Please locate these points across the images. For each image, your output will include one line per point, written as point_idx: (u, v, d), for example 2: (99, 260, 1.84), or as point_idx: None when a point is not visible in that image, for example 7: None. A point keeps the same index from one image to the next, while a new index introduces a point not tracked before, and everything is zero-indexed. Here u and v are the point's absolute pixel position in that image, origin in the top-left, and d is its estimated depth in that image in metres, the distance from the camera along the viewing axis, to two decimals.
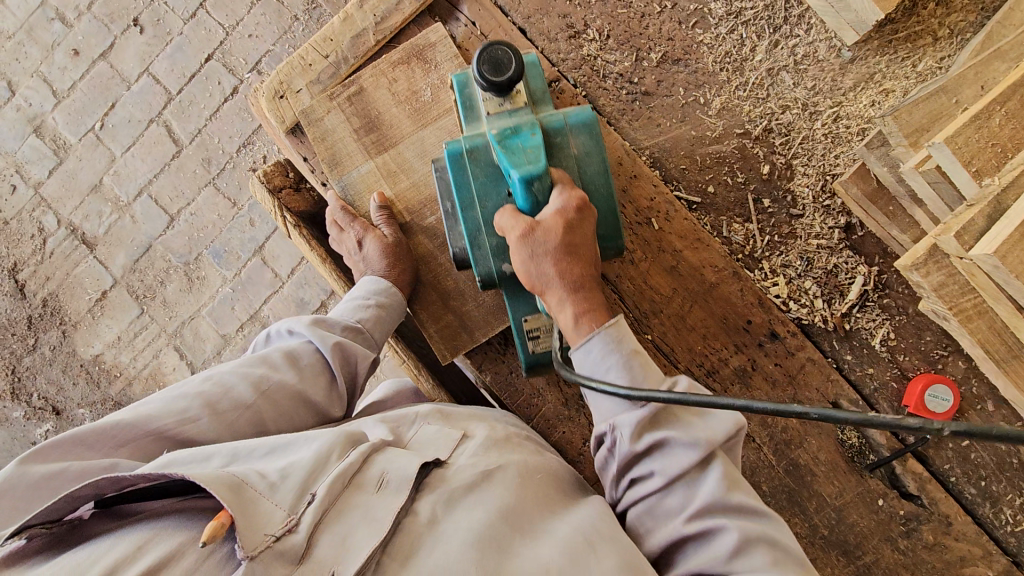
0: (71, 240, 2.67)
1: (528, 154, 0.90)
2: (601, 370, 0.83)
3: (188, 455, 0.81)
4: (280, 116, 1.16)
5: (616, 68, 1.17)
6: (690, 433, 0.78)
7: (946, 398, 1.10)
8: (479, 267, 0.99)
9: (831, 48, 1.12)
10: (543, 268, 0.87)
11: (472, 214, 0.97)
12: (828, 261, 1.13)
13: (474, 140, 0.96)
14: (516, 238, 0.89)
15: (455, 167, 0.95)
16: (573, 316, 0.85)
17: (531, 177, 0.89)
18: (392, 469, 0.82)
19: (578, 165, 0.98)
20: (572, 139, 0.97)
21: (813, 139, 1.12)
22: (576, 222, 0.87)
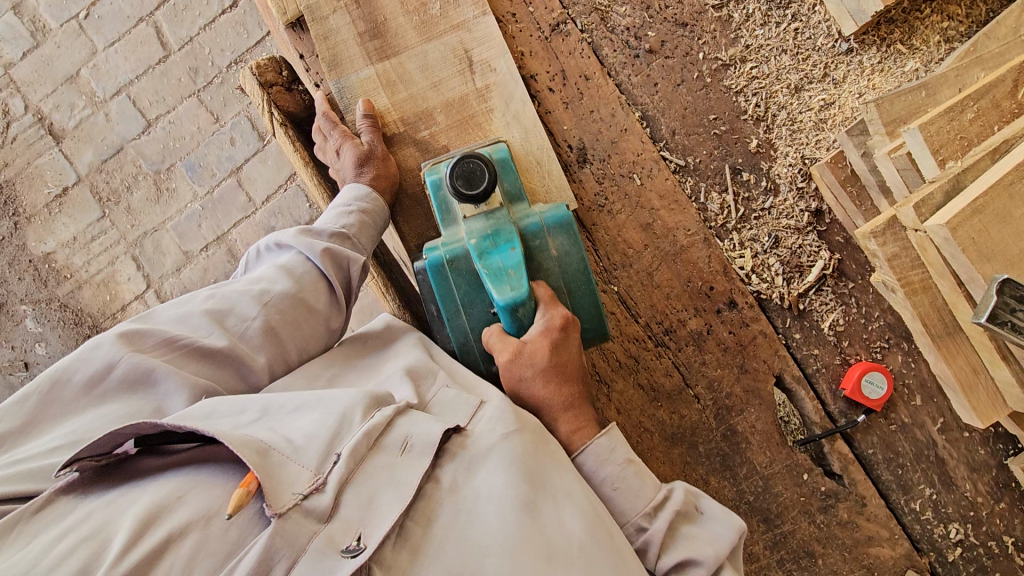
0: (37, 129, 2.55)
1: (509, 278, 0.97)
2: (598, 470, 0.94)
3: (226, 405, 0.84)
4: (282, 8, 1.13)
5: (624, 22, 1.18)
6: (691, 532, 0.90)
7: (880, 385, 1.16)
8: (468, 369, 1.07)
9: (829, 35, 1.14)
10: (533, 389, 0.97)
11: (458, 321, 1.04)
12: (794, 242, 1.18)
13: (454, 247, 1.01)
14: (504, 359, 0.97)
15: (438, 280, 1.01)
16: (566, 430, 0.96)
17: (515, 305, 0.96)
18: (417, 433, 0.83)
19: (559, 265, 1.03)
20: (549, 242, 1.02)
21: (801, 121, 1.16)
22: (561, 341, 0.97)
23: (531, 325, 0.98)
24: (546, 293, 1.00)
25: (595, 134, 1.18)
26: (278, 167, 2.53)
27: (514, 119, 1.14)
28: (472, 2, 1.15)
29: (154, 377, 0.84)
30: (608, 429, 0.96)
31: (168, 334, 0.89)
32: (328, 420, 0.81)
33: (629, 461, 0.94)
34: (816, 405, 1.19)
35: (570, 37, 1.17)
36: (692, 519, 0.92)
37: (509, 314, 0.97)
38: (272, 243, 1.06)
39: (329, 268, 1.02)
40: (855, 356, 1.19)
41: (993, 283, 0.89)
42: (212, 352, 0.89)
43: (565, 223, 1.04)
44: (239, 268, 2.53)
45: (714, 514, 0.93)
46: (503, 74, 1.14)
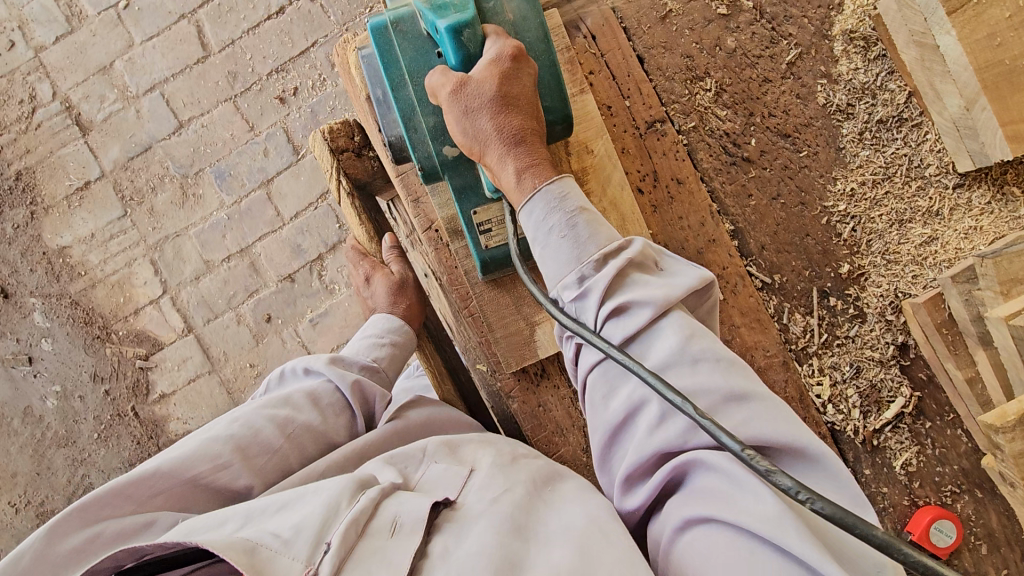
0: (64, 119, 2.45)
1: (454, 5, 0.81)
2: (545, 228, 0.78)
3: (213, 518, 0.79)
4: (368, 78, 1.07)
5: (723, 127, 1.12)
6: (647, 290, 0.72)
7: (950, 534, 1.10)
8: (418, 154, 0.92)
9: (939, 168, 1.08)
10: (481, 125, 0.79)
11: (404, 92, 0.89)
12: (875, 375, 1.12)
13: (400, 10, 0.86)
14: (446, 94, 0.80)
15: (382, 45, 0.87)
16: (515, 172, 0.80)
17: (458, 24, 0.80)
18: (405, 512, 0.78)
19: (513, 30, 0.87)
20: (505, 3, 0.87)
21: (899, 252, 1.10)
22: (512, 71, 0.79)
23: (482, 55, 0.81)
24: (496, 29, 0.83)
25: (681, 241, 1.11)
26: (310, 183, 2.44)
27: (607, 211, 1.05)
28: (569, 82, 1.06)
29: (158, 525, 0.81)
30: (560, 174, 0.80)
31: (193, 469, 0.86)
32: (315, 509, 0.76)
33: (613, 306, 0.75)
34: None
35: (666, 137, 1.11)
36: (649, 272, 0.77)
37: (450, 39, 0.80)
38: (299, 368, 1.08)
39: (355, 397, 1.03)
40: (924, 499, 1.14)
41: None
42: (228, 490, 0.87)
43: None
44: (259, 283, 2.44)
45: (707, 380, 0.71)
46: (602, 156, 1.05)
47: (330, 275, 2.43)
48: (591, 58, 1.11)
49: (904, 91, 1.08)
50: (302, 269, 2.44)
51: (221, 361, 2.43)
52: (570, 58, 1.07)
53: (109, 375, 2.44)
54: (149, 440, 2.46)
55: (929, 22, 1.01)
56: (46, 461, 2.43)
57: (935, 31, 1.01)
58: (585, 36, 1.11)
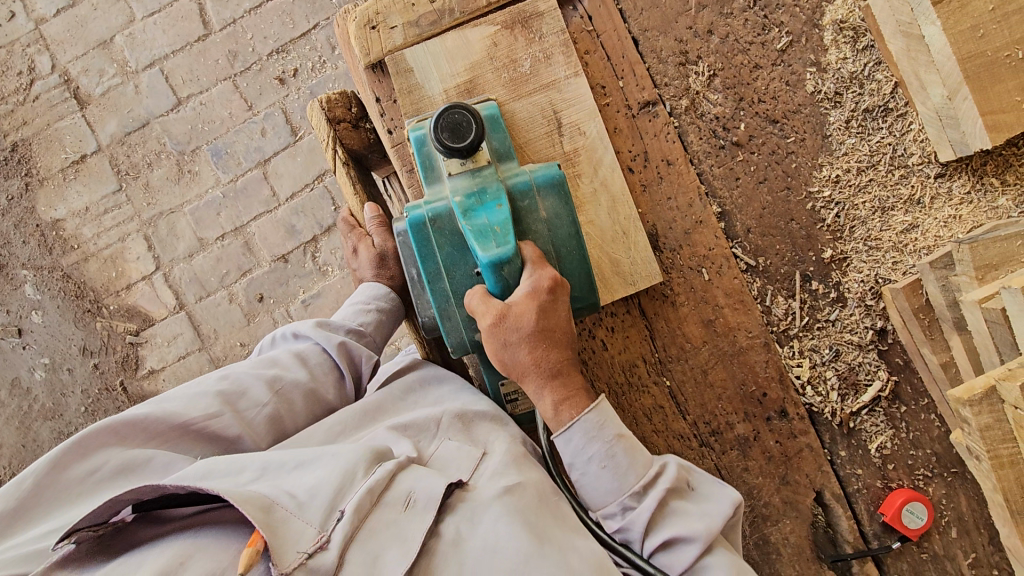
0: (62, 91, 2.45)
1: (495, 235, 0.86)
2: (578, 446, 0.86)
3: (224, 464, 0.82)
4: (367, 49, 1.09)
5: (714, 110, 1.14)
6: (632, 468, 0.87)
7: (921, 516, 1.13)
8: (450, 339, 0.93)
9: (922, 156, 1.10)
10: (518, 356, 0.85)
11: (439, 286, 0.91)
12: (854, 359, 1.15)
13: (437, 205, 0.90)
14: (486, 325, 0.84)
15: (420, 240, 0.90)
16: (551, 403, 0.86)
17: (499, 262, 0.84)
18: (420, 488, 0.82)
19: (548, 228, 0.92)
20: (538, 203, 0.91)
21: (881, 238, 1.12)
22: (550, 305, 0.84)
23: (519, 285, 0.86)
24: (533, 253, 0.88)
25: (669, 221, 1.13)
26: (307, 164, 2.45)
27: (600, 187, 1.09)
28: (563, 59, 1.09)
29: (155, 464, 0.84)
30: (597, 394, 0.88)
31: (184, 416, 0.89)
32: (331, 475, 0.79)
33: (620, 437, 0.87)
34: (851, 524, 1.16)
35: (658, 118, 1.13)
36: (683, 495, 0.89)
37: (491, 272, 0.85)
38: (288, 332, 1.09)
39: (344, 360, 1.06)
40: (897, 482, 1.17)
41: None
42: (221, 436, 0.91)
43: (555, 182, 0.93)
44: (253, 262, 2.45)
45: (705, 491, 0.91)
46: (593, 135, 1.09)
47: (323, 257, 2.44)
48: (586, 39, 1.13)
49: (890, 81, 1.11)
50: (296, 250, 2.45)
51: (211, 339, 2.44)
52: (565, 38, 1.09)
53: (98, 348, 2.44)
54: None
55: (916, 12, 1.02)
56: (32, 432, 2.43)
57: (921, 21, 1.02)
58: (581, 17, 1.13)
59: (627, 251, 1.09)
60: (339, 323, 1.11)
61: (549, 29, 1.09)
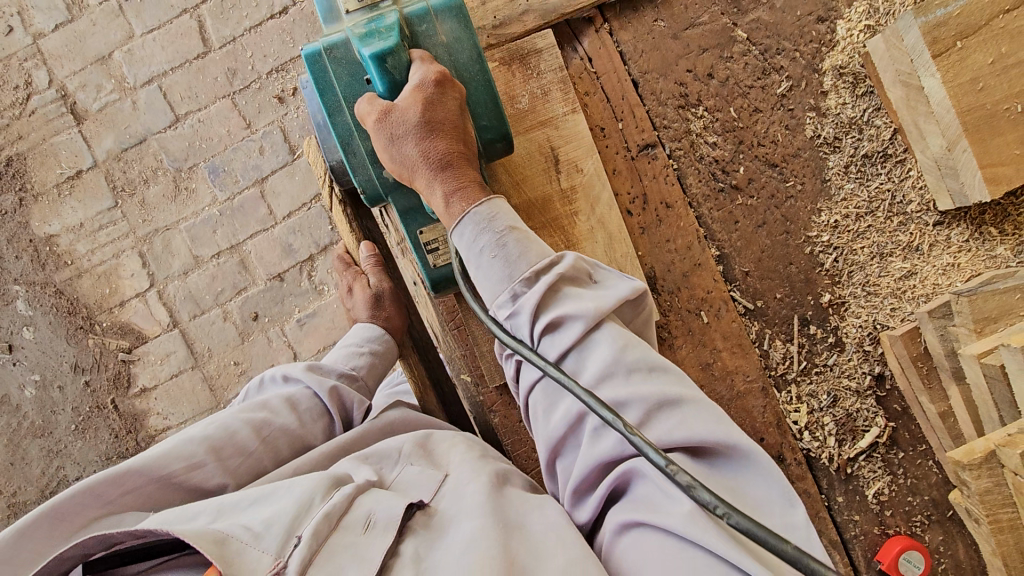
0: (59, 106, 2.44)
1: (380, 34, 0.85)
2: (474, 249, 0.83)
3: (186, 512, 0.80)
4: None
5: (713, 153, 1.14)
6: (582, 304, 0.78)
7: (918, 564, 1.12)
8: (358, 176, 0.96)
9: (920, 203, 1.10)
10: (405, 152, 0.86)
11: (341, 118, 0.91)
12: (852, 404, 1.14)
13: (332, 37, 0.89)
14: (372, 122, 0.86)
15: (315, 69, 0.89)
16: (443, 197, 0.86)
17: (382, 54, 0.83)
18: (380, 510, 0.80)
19: (447, 52, 0.90)
20: (436, 25, 0.89)
21: (879, 284, 1.12)
22: (436, 98, 0.84)
23: (406, 82, 0.86)
24: (423, 54, 0.87)
25: (668, 264, 1.13)
26: (305, 183, 2.45)
27: (598, 227, 1.08)
28: (562, 100, 1.08)
29: (130, 524, 0.82)
30: (490, 197, 0.86)
31: (165, 470, 0.86)
32: (287, 504, 0.78)
33: (572, 268, 0.81)
34: (849, 571, 1.16)
35: (657, 161, 1.13)
36: (583, 286, 0.82)
37: (376, 66, 0.84)
38: (278, 375, 1.09)
39: (334, 406, 1.04)
40: (894, 528, 1.16)
41: None
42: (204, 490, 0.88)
43: (454, 7, 0.90)
44: (248, 281, 2.44)
45: (604, 282, 0.83)
46: (590, 175, 1.08)
47: (319, 276, 2.42)
48: (586, 80, 1.12)
49: (890, 127, 1.10)
50: (292, 269, 2.44)
51: (204, 357, 2.42)
52: (564, 79, 1.09)
53: (90, 366, 2.42)
54: (128, 434, 2.44)
55: (916, 63, 1.01)
56: (21, 450, 2.40)
57: (921, 73, 1.01)
58: (581, 57, 1.13)
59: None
60: (332, 366, 1.11)
61: (548, 69, 1.08)
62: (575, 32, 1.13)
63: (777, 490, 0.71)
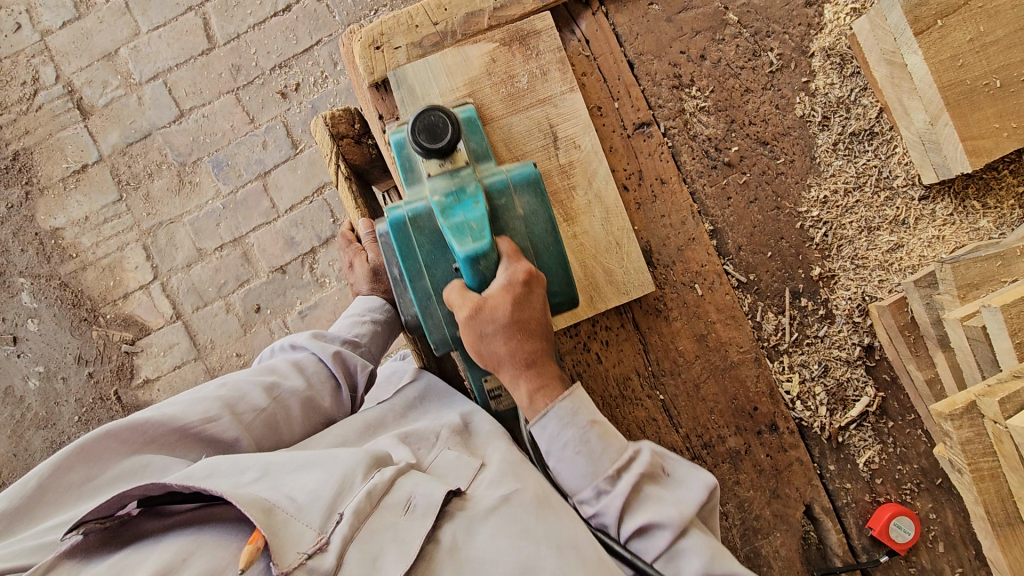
0: (65, 102, 2.48)
1: (471, 230, 0.87)
2: (551, 429, 0.88)
3: (225, 464, 0.84)
4: (371, 67, 1.12)
5: (707, 131, 1.17)
6: (598, 419, 0.89)
7: (908, 530, 1.15)
8: (432, 336, 0.94)
9: (906, 178, 1.14)
10: (493, 347, 0.87)
11: (420, 284, 0.91)
12: (842, 374, 1.18)
13: (416, 205, 0.91)
14: (463, 318, 0.86)
15: (397, 236, 0.90)
16: (527, 394, 0.89)
17: (476, 257, 0.86)
18: (420, 493, 0.84)
19: (526, 225, 0.93)
20: (515, 200, 0.92)
21: (867, 256, 1.16)
22: (524, 297, 0.86)
23: (496, 280, 0.87)
24: (510, 247, 0.89)
25: (663, 238, 1.17)
26: (307, 177, 2.48)
27: (596, 200, 1.12)
28: (560, 78, 1.13)
29: (153, 467, 0.85)
30: (535, 275, 0.88)
31: (183, 420, 0.90)
32: (330, 477, 0.82)
33: (592, 423, 0.89)
34: (841, 538, 1.19)
35: (652, 139, 1.17)
36: (590, 417, 0.90)
37: (469, 267, 0.86)
38: (285, 343, 1.12)
39: (341, 369, 1.08)
40: (885, 496, 1.19)
41: None
42: (219, 440, 0.92)
43: (531, 180, 0.94)
44: (251, 273, 2.47)
45: (681, 476, 0.91)
46: (588, 150, 1.12)
47: (321, 268, 2.46)
48: (583, 60, 1.17)
49: (875, 106, 1.15)
50: (294, 261, 2.47)
51: (207, 349, 2.44)
52: (562, 58, 1.13)
53: (93, 357, 2.44)
54: (130, 425, 2.46)
55: (899, 41, 1.06)
56: (24, 442, 2.42)
57: (904, 50, 1.06)
58: (579, 40, 1.17)
59: (621, 262, 1.12)
60: (335, 332, 1.13)
61: (546, 49, 1.13)
62: (572, 15, 1.17)
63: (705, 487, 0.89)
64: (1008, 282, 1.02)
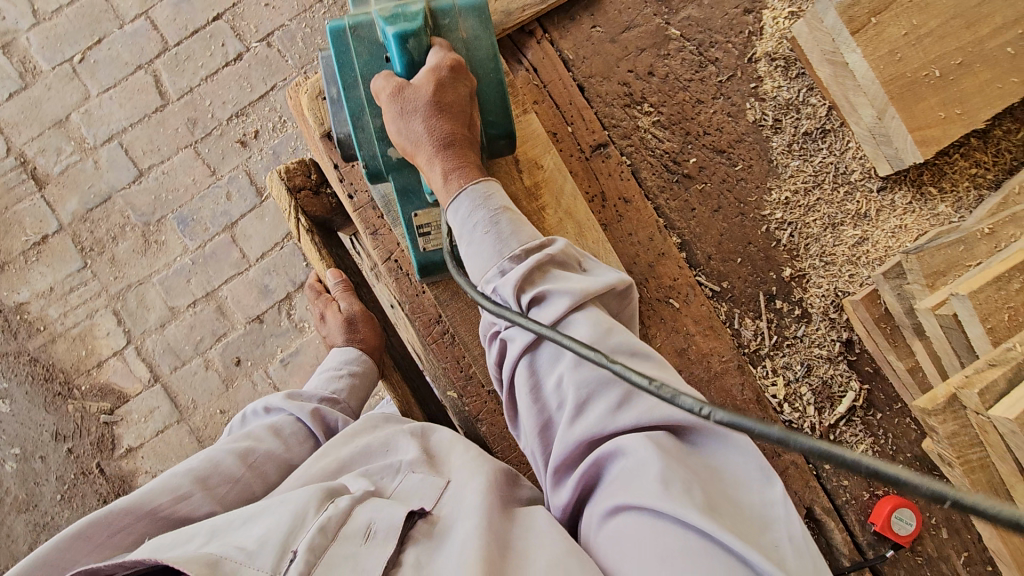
0: (20, 174, 2.43)
1: (405, 14, 0.86)
2: (467, 226, 0.85)
3: (182, 535, 0.81)
4: (320, 117, 1.10)
5: (663, 146, 1.18)
6: (564, 284, 0.78)
7: (910, 522, 1.15)
8: (362, 151, 0.94)
9: (863, 172, 1.16)
10: (413, 128, 0.85)
11: (354, 94, 0.91)
12: (826, 372, 1.18)
13: (359, 17, 0.90)
14: (386, 98, 0.86)
15: (340, 43, 0.89)
16: (442, 173, 0.87)
17: (408, 35, 0.85)
18: (381, 520, 0.79)
19: (467, 49, 0.93)
20: (460, 22, 0.92)
21: (835, 252, 1.16)
22: (449, 84, 0.85)
23: (425, 63, 0.87)
24: (444, 42, 0.89)
25: (633, 256, 1.16)
26: (275, 224, 2.46)
27: (566, 224, 1.11)
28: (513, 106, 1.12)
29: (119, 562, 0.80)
30: (486, 178, 0.88)
31: (152, 503, 0.86)
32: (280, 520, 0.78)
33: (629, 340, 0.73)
34: (845, 537, 1.18)
35: (611, 159, 1.16)
36: (574, 272, 0.84)
37: (399, 46, 0.85)
38: (260, 408, 1.10)
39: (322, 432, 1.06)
40: (884, 489, 1.19)
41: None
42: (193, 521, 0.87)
43: (478, 8, 0.94)
44: (227, 326, 2.42)
45: (594, 271, 0.84)
46: (551, 176, 1.12)
47: (299, 314, 2.42)
48: (534, 89, 1.17)
49: (824, 104, 1.17)
50: (270, 309, 2.44)
51: (189, 409, 2.38)
52: (512, 87, 1.13)
53: (71, 432, 2.36)
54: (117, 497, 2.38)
55: (837, 42, 1.07)
56: (6, 528, 2.32)
57: (843, 50, 1.07)
58: (526, 69, 1.17)
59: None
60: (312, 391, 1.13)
61: None
62: (518, 45, 1.17)
63: (754, 463, 0.66)
64: (970, 266, 1.03)
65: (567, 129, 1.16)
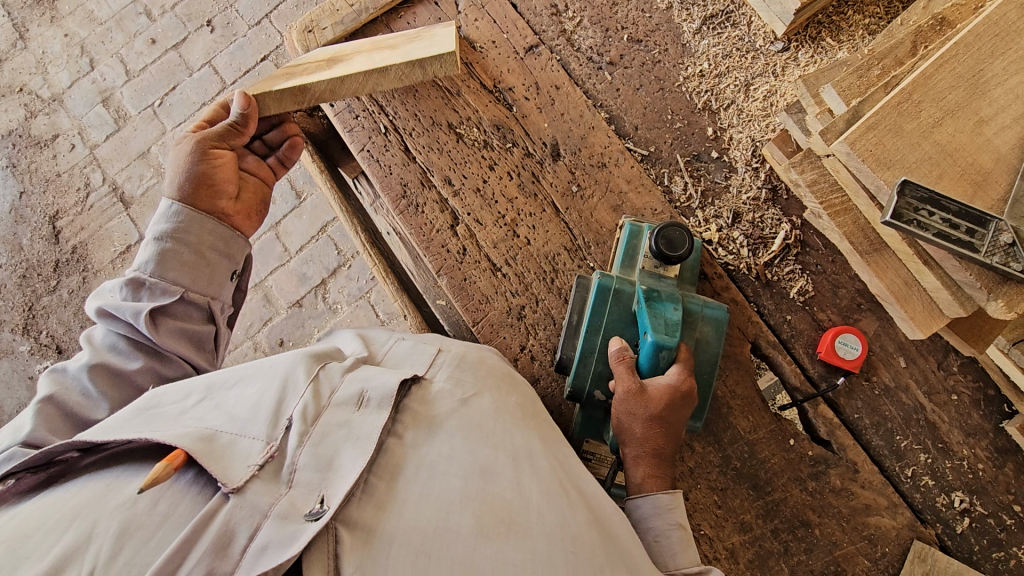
0: (111, 198, 2.85)
1: (666, 325, 1.03)
2: (648, 522, 0.99)
3: (172, 397, 0.88)
4: (306, 46, 1.41)
5: (588, 42, 1.38)
6: (669, 519, 0.98)
7: (855, 346, 1.18)
8: (572, 381, 1.13)
9: (766, 40, 1.31)
10: (639, 421, 1.01)
11: (593, 338, 1.11)
12: (756, 216, 1.27)
13: (625, 283, 1.11)
14: (627, 386, 1.03)
15: (598, 298, 1.11)
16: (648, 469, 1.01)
17: (662, 346, 1.02)
18: (372, 387, 0.86)
19: (696, 347, 1.11)
20: (699, 326, 1.10)
21: (748, 110, 1.30)
22: (683, 398, 1.01)
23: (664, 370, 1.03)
24: (686, 352, 1.06)
25: (566, 131, 1.34)
26: (312, 220, 2.75)
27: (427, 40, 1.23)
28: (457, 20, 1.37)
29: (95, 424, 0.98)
30: (673, 489, 1.01)
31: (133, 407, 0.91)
32: (271, 390, 0.86)
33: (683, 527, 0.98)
34: (795, 369, 1.23)
35: (542, 56, 1.37)
36: (665, 513, 0.99)
37: (652, 353, 1.02)
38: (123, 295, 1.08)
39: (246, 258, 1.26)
40: (829, 323, 1.24)
41: (896, 186, 0.90)
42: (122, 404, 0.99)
43: (720, 320, 1.11)
44: (272, 312, 2.69)
45: (657, 506, 1.00)
46: None
47: (333, 297, 2.69)
48: (474, 10, 1.41)
49: None
50: (308, 295, 2.70)
51: None
52: None
53: None
54: None
55: None
56: None
57: None
58: None
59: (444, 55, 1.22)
60: (145, 255, 1.12)
61: None
62: None
63: None
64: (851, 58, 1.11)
65: (504, 36, 1.39)
